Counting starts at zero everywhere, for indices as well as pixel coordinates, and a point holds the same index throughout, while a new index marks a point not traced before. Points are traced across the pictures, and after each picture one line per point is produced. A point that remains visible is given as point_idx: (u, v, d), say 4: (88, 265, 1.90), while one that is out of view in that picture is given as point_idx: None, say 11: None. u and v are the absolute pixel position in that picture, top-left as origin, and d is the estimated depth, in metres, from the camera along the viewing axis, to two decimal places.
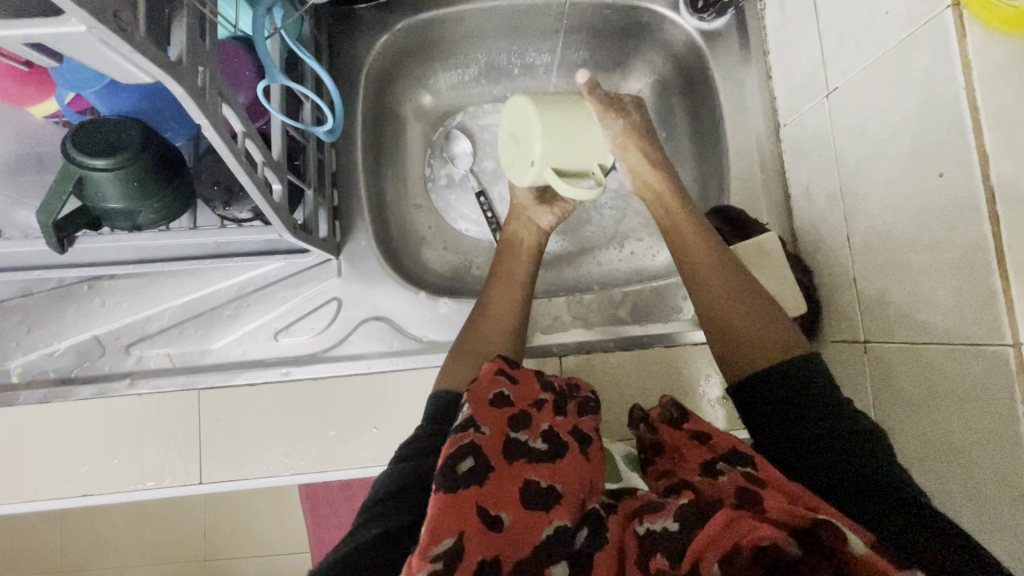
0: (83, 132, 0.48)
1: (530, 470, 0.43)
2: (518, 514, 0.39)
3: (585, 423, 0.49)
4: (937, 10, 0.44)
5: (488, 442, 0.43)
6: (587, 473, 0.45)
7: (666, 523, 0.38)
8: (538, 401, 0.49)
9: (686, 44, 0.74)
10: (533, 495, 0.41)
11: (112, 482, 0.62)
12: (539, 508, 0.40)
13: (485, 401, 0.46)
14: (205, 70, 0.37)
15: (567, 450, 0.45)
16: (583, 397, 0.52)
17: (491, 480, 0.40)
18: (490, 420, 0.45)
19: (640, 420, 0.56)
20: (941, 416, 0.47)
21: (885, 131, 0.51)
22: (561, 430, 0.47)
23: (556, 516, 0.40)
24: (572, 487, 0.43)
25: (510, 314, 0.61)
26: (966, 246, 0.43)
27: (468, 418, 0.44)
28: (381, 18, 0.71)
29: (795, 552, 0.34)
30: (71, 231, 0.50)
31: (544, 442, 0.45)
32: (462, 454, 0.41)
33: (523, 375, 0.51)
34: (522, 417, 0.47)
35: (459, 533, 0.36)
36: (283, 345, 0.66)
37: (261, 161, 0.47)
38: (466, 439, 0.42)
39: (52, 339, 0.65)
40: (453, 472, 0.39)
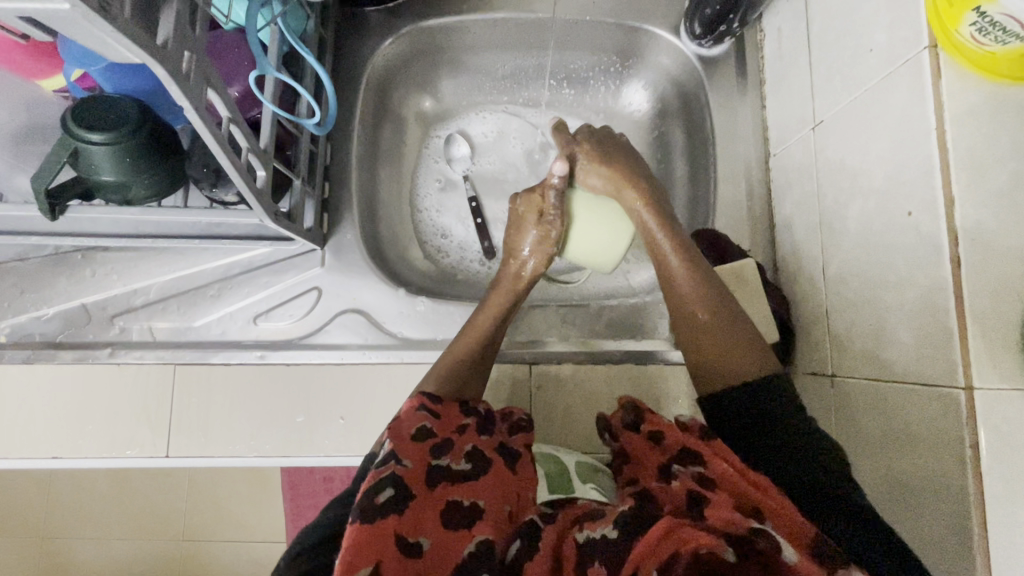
0: (83, 106, 0.50)
1: (453, 491, 0.42)
2: (440, 535, 0.40)
3: (513, 442, 0.49)
4: (915, 50, 0.45)
5: (409, 472, 0.42)
6: (515, 486, 0.45)
7: (604, 532, 0.38)
8: (462, 425, 0.49)
9: (685, 67, 0.75)
10: (457, 515, 0.41)
11: (83, 447, 0.64)
12: (463, 527, 0.41)
13: (406, 434, 0.45)
14: (190, 55, 0.39)
15: (489, 470, 0.45)
16: (514, 418, 0.53)
17: (411, 507, 0.40)
18: (411, 450, 0.44)
19: (605, 429, 0.56)
20: (895, 455, 0.47)
21: (862, 166, 0.51)
22: (483, 449, 0.47)
23: (479, 533, 0.40)
24: (497, 503, 0.43)
25: (461, 371, 0.57)
26: (928, 285, 0.43)
27: (388, 450, 0.43)
28: (388, 22, 0.74)
29: (729, 557, 0.35)
30: (63, 199, 0.53)
31: (468, 462, 0.45)
32: (381, 486, 0.40)
33: (447, 405, 0.50)
34: (448, 442, 0.46)
35: (375, 563, 0.36)
36: (261, 329, 0.67)
37: (245, 147, 0.48)
38: (385, 472, 0.41)
39: (42, 303, 0.67)
40: (371, 505, 0.39)
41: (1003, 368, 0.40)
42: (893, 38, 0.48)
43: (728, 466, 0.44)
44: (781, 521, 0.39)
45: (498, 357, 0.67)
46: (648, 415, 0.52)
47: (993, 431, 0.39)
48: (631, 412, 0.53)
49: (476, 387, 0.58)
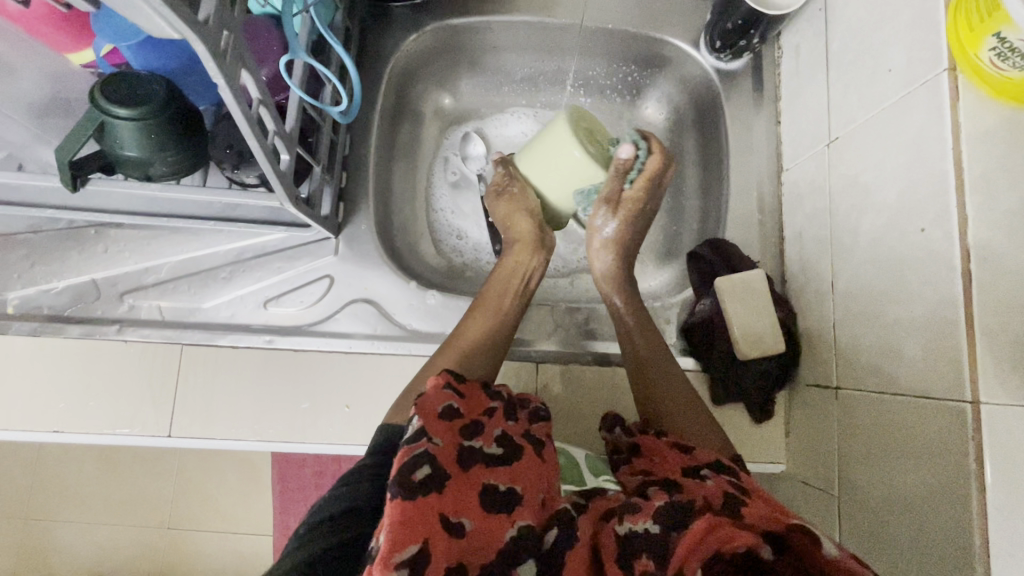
0: (114, 81, 0.51)
1: (488, 474, 0.43)
2: (480, 518, 0.40)
3: (536, 429, 0.49)
4: (934, 72, 0.46)
5: (442, 451, 0.42)
6: (545, 472, 0.46)
7: (648, 526, 0.40)
8: (490, 407, 0.48)
9: (702, 79, 0.76)
10: (493, 498, 0.42)
11: (85, 422, 0.64)
12: (501, 511, 0.41)
13: (435, 411, 0.44)
14: (229, 35, 0.40)
15: (522, 454, 0.45)
16: (533, 406, 0.51)
17: (448, 487, 0.40)
18: (443, 429, 0.43)
19: (614, 424, 0.57)
20: (899, 467, 0.47)
21: (876, 183, 0.52)
22: (513, 434, 0.47)
23: (519, 519, 0.41)
24: (532, 489, 0.44)
25: (482, 336, 0.60)
26: (939, 301, 0.44)
27: (419, 428, 0.42)
28: (413, 18, 0.75)
29: (771, 555, 0.36)
30: (86, 171, 0.53)
31: (499, 445, 0.45)
32: (417, 464, 0.40)
33: (470, 385, 0.49)
34: (478, 423, 0.46)
35: (423, 542, 0.37)
36: (270, 314, 0.68)
37: (273, 130, 0.49)
38: (419, 449, 0.41)
39: (52, 276, 0.67)
40: (408, 483, 0.39)
41: (1009, 385, 0.40)
42: (913, 59, 0.49)
43: (751, 481, 0.46)
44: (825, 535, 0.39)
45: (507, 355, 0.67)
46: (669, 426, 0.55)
47: (998, 446, 0.40)
48: (641, 424, 0.55)
49: (496, 355, 0.59)
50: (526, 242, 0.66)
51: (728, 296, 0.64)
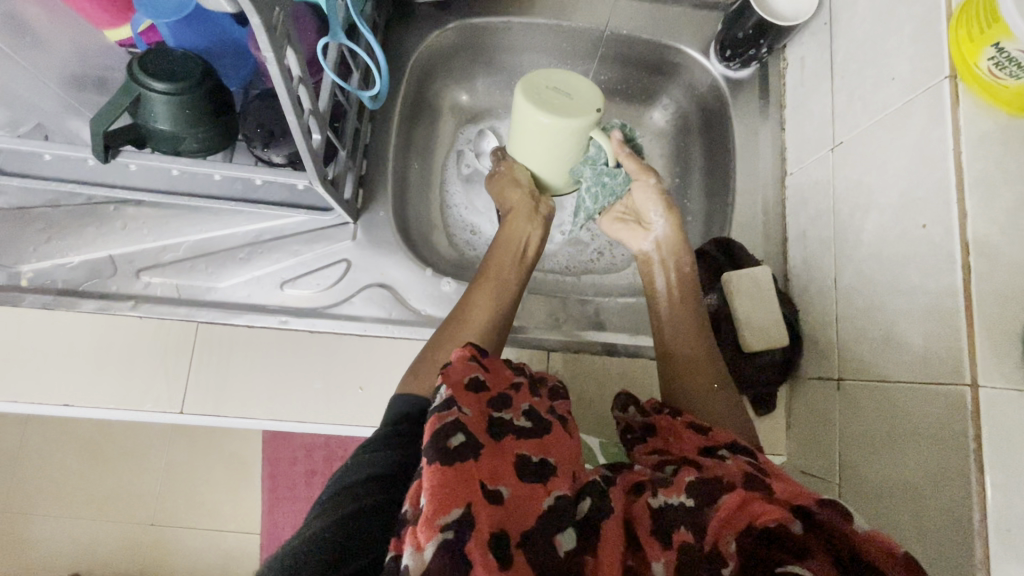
0: (152, 58, 0.53)
1: (520, 445, 0.44)
2: (517, 486, 0.40)
3: (557, 406, 0.51)
4: (936, 80, 0.49)
5: (473, 420, 0.43)
6: (572, 449, 0.47)
7: (682, 500, 0.42)
8: (513, 383, 0.50)
9: (711, 86, 0.79)
10: (526, 468, 0.42)
11: (95, 397, 0.63)
12: (537, 481, 0.41)
13: (461, 383, 0.46)
14: (281, 11, 0.41)
15: (550, 428, 0.47)
16: (552, 384, 0.54)
17: (483, 454, 0.41)
18: (470, 400, 0.45)
19: (629, 404, 0.59)
20: (901, 452, 0.49)
21: (879, 184, 0.55)
22: (539, 410, 0.49)
23: (554, 488, 0.41)
24: (564, 461, 0.45)
25: (492, 312, 0.62)
26: (940, 291, 0.47)
27: (449, 397, 0.44)
28: (436, 16, 0.77)
29: (799, 529, 0.39)
30: (117, 143, 0.54)
31: (525, 420, 0.47)
32: (452, 430, 0.41)
33: (493, 362, 0.51)
34: (504, 398, 0.48)
35: (466, 504, 0.37)
36: (286, 295, 0.68)
37: (308, 108, 0.50)
38: (451, 417, 0.42)
39: (69, 251, 0.67)
40: (446, 449, 0.39)
41: (1005, 368, 0.43)
42: (916, 67, 0.52)
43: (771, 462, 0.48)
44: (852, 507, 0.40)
45: (519, 343, 0.69)
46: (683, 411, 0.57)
47: (994, 426, 0.42)
48: (656, 404, 0.58)
49: (503, 332, 0.62)
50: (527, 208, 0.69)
51: (734, 291, 0.66)
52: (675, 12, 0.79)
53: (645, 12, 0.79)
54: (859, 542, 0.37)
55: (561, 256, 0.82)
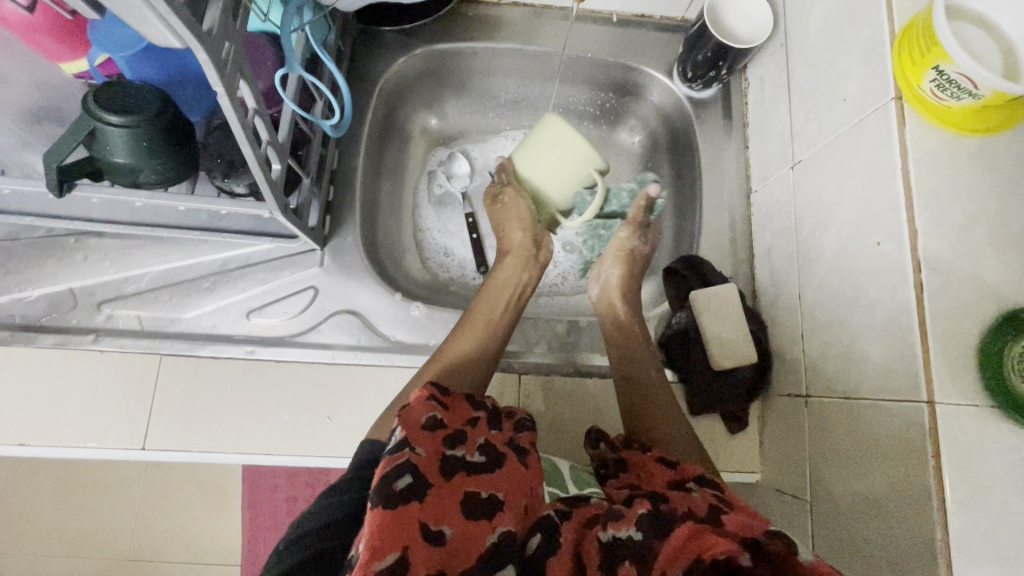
0: (106, 90, 0.52)
1: (470, 482, 0.44)
2: (461, 525, 0.41)
3: (520, 438, 0.51)
4: (883, 101, 0.51)
5: (425, 460, 0.43)
6: (528, 480, 0.47)
7: (631, 532, 0.41)
8: (473, 418, 0.51)
9: (676, 106, 0.81)
10: (474, 505, 0.43)
11: (53, 436, 0.62)
12: (482, 517, 0.42)
13: (418, 422, 0.46)
14: (230, 46, 0.41)
15: (505, 462, 0.47)
16: (519, 417, 0.54)
17: (430, 494, 0.41)
18: (426, 439, 0.45)
19: (598, 441, 0.59)
20: (866, 469, 0.49)
21: (836, 202, 0.56)
22: (496, 442, 0.49)
23: (500, 525, 0.42)
24: (515, 497, 0.45)
25: (476, 351, 0.62)
26: (895, 308, 0.47)
27: (403, 438, 0.44)
28: (402, 42, 0.78)
29: (748, 562, 0.37)
30: (71, 177, 0.53)
31: (481, 455, 0.47)
32: (398, 473, 0.41)
33: (454, 397, 0.51)
34: (460, 433, 0.48)
35: (403, 549, 0.37)
36: (253, 324, 0.67)
37: (265, 140, 0.50)
38: (401, 459, 0.42)
39: (27, 285, 0.66)
40: (390, 492, 0.39)
41: (959, 384, 0.44)
42: (866, 88, 0.53)
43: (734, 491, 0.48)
44: None
45: None
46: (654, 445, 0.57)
47: (952, 443, 0.43)
48: (625, 439, 0.59)
49: (487, 371, 0.62)
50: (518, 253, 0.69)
51: (701, 309, 0.67)
52: (639, 34, 0.80)
53: (609, 35, 0.80)
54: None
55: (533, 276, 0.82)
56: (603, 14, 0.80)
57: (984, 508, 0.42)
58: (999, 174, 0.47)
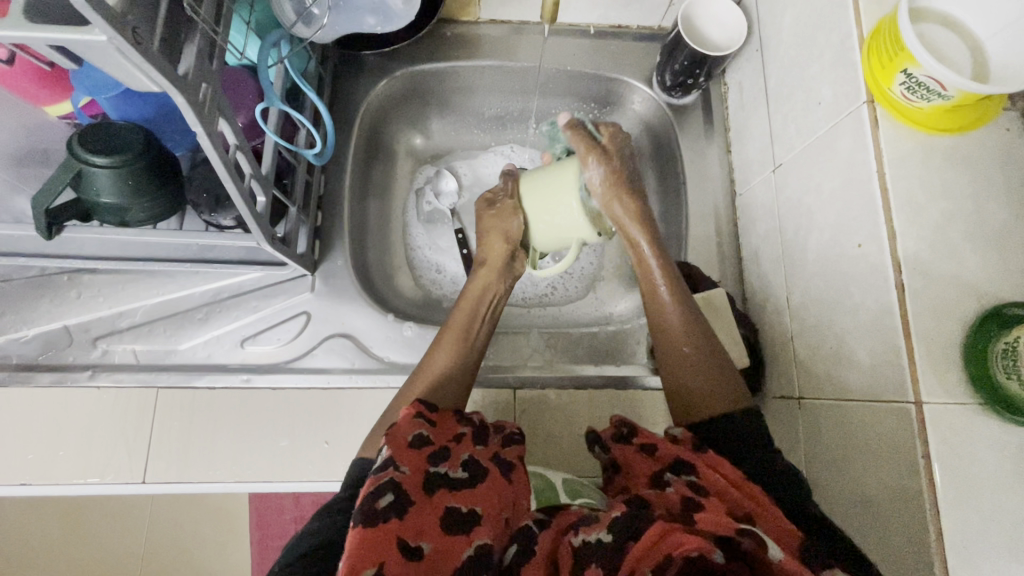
0: (92, 132, 0.53)
1: (452, 498, 0.46)
2: (439, 541, 0.43)
3: (506, 452, 0.53)
4: (856, 105, 0.51)
5: (408, 479, 0.46)
6: (512, 495, 0.49)
7: (599, 536, 0.42)
8: (459, 434, 0.52)
9: (657, 113, 0.82)
10: (454, 520, 0.45)
11: (53, 474, 0.62)
12: (461, 533, 0.44)
13: (404, 441, 0.48)
14: (207, 86, 0.42)
15: (487, 476, 0.49)
16: (508, 432, 0.56)
17: (411, 511, 0.44)
18: (410, 458, 0.47)
19: (594, 442, 0.57)
20: (859, 469, 0.50)
21: (816, 205, 0.57)
22: (480, 457, 0.51)
23: (477, 538, 0.44)
24: (495, 510, 0.46)
25: (456, 364, 0.61)
26: (878, 309, 0.48)
27: (388, 457, 0.47)
28: (383, 65, 0.78)
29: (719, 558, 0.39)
30: (61, 219, 0.54)
31: (464, 470, 0.48)
32: (380, 492, 0.44)
33: (442, 416, 0.53)
34: (444, 450, 0.50)
35: (378, 564, 0.40)
36: (247, 352, 0.68)
37: (248, 173, 0.51)
38: (384, 478, 0.45)
39: (23, 325, 0.66)
40: (371, 509, 0.43)
41: (945, 382, 0.44)
42: (838, 93, 0.54)
43: (712, 474, 0.48)
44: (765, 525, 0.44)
45: (484, 382, 0.69)
46: (640, 430, 0.55)
47: (941, 442, 0.43)
48: (616, 431, 0.56)
49: (467, 385, 0.61)
50: (494, 264, 0.69)
51: None
52: (616, 45, 0.81)
53: (588, 47, 0.81)
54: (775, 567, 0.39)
55: (525, 289, 0.82)
56: (580, 27, 0.81)
57: (977, 506, 0.42)
58: (974, 172, 0.47)
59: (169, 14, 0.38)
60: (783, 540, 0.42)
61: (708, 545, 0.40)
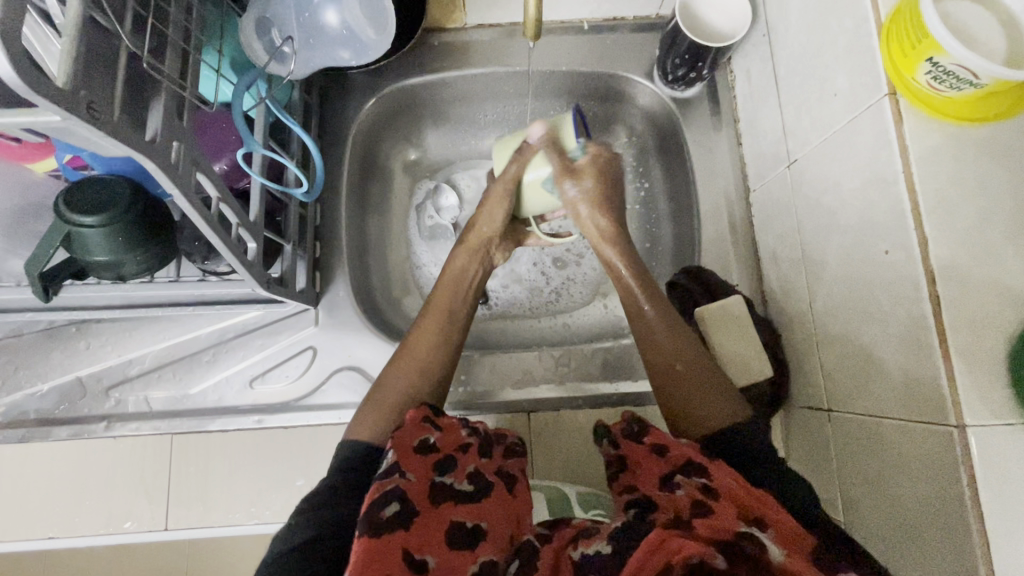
0: (77, 190, 0.51)
1: (458, 510, 0.45)
2: (443, 555, 0.42)
3: (509, 465, 0.52)
4: (877, 97, 0.47)
5: (414, 487, 0.45)
6: (516, 509, 0.48)
7: (599, 547, 0.41)
8: (465, 444, 0.51)
9: (660, 107, 0.77)
10: (459, 535, 0.44)
11: (79, 525, 0.63)
12: (465, 548, 0.43)
13: (411, 447, 0.48)
14: (179, 144, 0.40)
15: (494, 489, 0.48)
16: (508, 442, 0.55)
17: (415, 524, 0.43)
18: (415, 465, 0.47)
19: (603, 437, 0.55)
20: (898, 490, 0.47)
21: (837, 206, 0.53)
22: (485, 470, 0.50)
23: (481, 555, 0.43)
24: (499, 524, 0.46)
25: (437, 345, 0.61)
26: (910, 322, 0.44)
27: (394, 463, 0.46)
28: (370, 82, 0.76)
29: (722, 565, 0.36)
30: (58, 280, 0.53)
31: (470, 482, 0.48)
32: (387, 501, 0.43)
33: (449, 421, 0.53)
34: (451, 459, 0.49)
35: None
36: (257, 392, 0.67)
37: (235, 223, 0.50)
38: (390, 486, 0.44)
39: (36, 379, 0.66)
40: (377, 519, 0.42)
41: (991, 402, 0.40)
42: (856, 83, 0.49)
43: (723, 477, 0.45)
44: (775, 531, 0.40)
45: (497, 407, 0.67)
46: (650, 428, 0.52)
47: (988, 469, 0.40)
48: (628, 423, 0.53)
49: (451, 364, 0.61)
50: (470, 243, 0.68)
51: (711, 325, 0.64)
52: (613, 38, 0.77)
53: (583, 43, 0.76)
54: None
55: (533, 299, 0.80)
56: (573, 23, 0.76)
57: None
58: (1014, 164, 0.43)
59: (126, 76, 0.36)
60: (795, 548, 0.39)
61: (710, 552, 0.37)
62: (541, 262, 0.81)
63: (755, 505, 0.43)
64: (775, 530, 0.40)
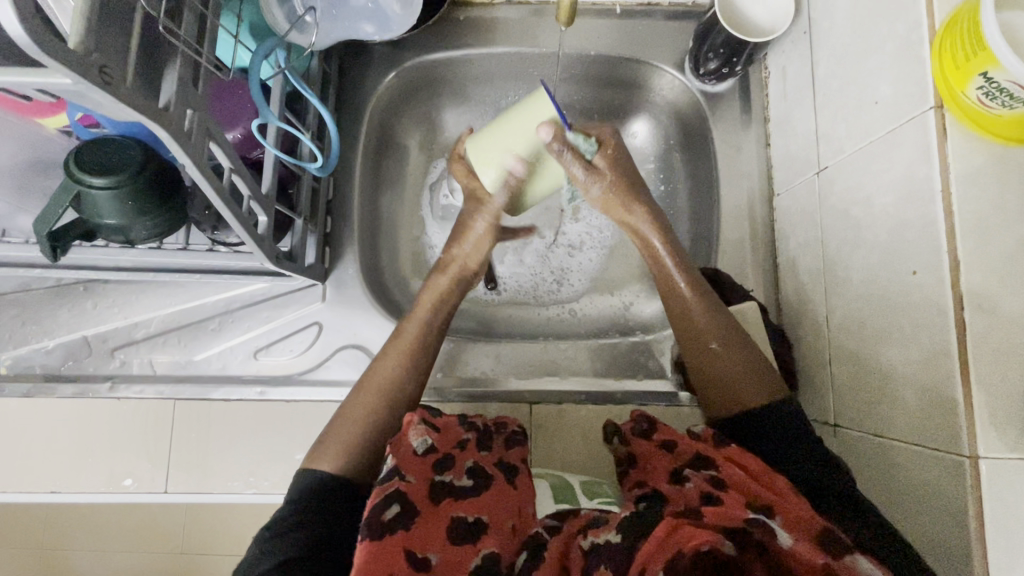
0: (88, 150, 0.50)
1: (456, 507, 0.46)
2: (445, 551, 0.43)
3: (510, 455, 0.53)
4: (921, 109, 0.45)
5: (414, 488, 0.45)
6: (516, 500, 0.49)
7: (609, 536, 0.40)
8: (463, 440, 0.51)
9: (689, 101, 0.75)
10: (460, 530, 0.44)
11: (81, 482, 0.64)
12: (466, 542, 0.44)
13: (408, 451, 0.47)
14: (193, 113, 0.39)
15: (490, 485, 0.48)
16: (509, 432, 0.56)
17: (416, 524, 0.43)
18: (416, 467, 0.46)
19: (613, 435, 0.56)
20: (903, 511, 0.46)
21: (867, 220, 0.51)
22: (484, 464, 0.50)
23: (483, 547, 0.43)
24: (500, 518, 0.46)
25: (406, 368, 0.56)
26: (931, 347, 0.43)
27: (393, 465, 0.45)
28: (392, 54, 0.74)
29: (728, 550, 0.37)
30: (65, 240, 0.53)
31: (468, 478, 0.48)
32: (388, 503, 0.43)
33: (447, 419, 0.52)
34: (449, 458, 0.49)
35: None
36: (261, 364, 0.67)
37: (246, 195, 0.49)
38: (390, 489, 0.44)
39: (44, 335, 0.67)
40: (378, 523, 0.42)
41: (1006, 435, 0.39)
42: (899, 92, 0.47)
43: (731, 468, 0.45)
44: (786, 516, 0.40)
45: (501, 396, 0.67)
46: (660, 426, 0.52)
47: (995, 503, 0.39)
48: (636, 426, 0.53)
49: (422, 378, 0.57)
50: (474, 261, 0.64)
51: None
52: (646, 25, 0.73)
53: (614, 28, 0.73)
54: (791, 559, 0.36)
55: (540, 285, 0.79)
56: (605, 6, 0.73)
57: None
58: None
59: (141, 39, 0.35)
60: (803, 532, 0.39)
61: (718, 538, 0.37)
62: (554, 252, 0.79)
63: (770, 491, 0.43)
64: (784, 515, 0.40)
